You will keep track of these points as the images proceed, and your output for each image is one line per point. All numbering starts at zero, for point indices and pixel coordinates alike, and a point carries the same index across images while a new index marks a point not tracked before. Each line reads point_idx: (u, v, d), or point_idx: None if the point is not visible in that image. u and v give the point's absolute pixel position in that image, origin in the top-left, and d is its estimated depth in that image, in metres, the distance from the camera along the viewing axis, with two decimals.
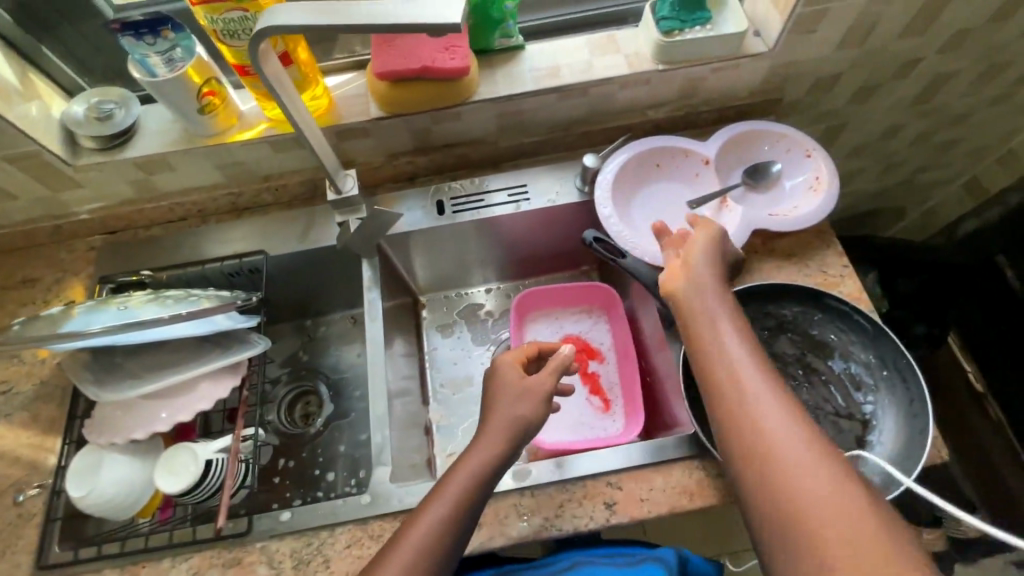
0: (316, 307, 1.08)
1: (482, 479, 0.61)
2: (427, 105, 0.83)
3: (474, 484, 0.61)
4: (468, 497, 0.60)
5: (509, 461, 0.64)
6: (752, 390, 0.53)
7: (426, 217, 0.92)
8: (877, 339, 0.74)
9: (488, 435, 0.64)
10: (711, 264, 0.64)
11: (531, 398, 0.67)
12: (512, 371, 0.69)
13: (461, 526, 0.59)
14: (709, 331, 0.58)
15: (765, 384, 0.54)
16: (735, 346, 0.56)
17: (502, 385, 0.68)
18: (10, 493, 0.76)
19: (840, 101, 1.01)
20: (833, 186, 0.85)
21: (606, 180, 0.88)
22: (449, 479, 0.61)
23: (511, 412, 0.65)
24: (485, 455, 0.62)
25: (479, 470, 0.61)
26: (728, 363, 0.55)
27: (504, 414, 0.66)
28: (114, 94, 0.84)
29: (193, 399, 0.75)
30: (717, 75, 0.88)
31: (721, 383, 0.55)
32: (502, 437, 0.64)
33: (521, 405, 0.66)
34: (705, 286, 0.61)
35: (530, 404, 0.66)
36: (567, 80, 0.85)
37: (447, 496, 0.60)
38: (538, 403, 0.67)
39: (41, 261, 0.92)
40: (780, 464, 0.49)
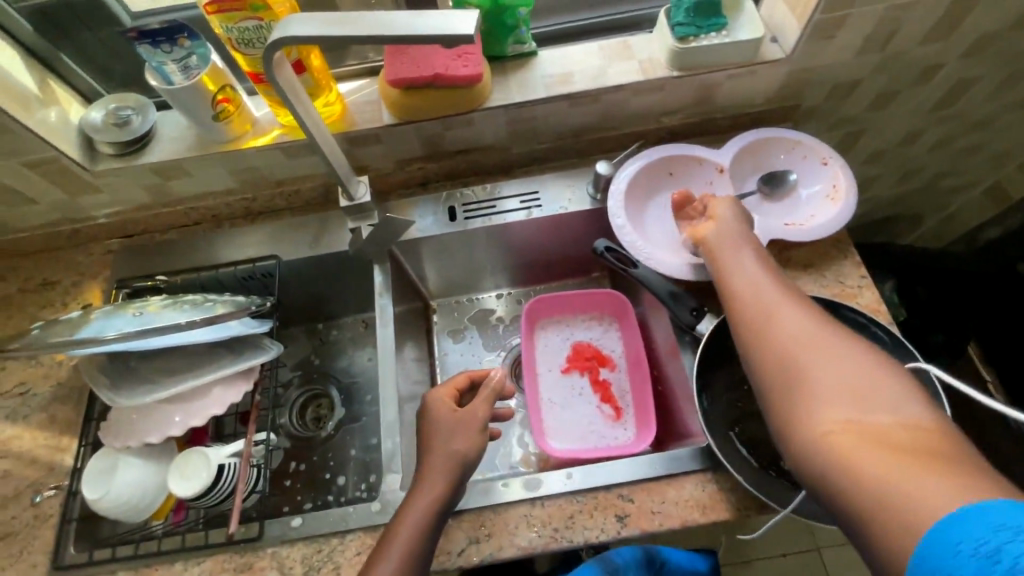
0: (328, 311, 1.09)
1: (430, 518, 0.64)
2: (439, 112, 0.83)
3: (423, 522, 0.64)
4: (422, 535, 0.63)
5: (456, 492, 0.67)
6: (770, 287, 0.60)
7: (438, 223, 0.92)
8: (895, 351, 0.73)
9: (430, 474, 0.66)
10: (737, 214, 0.72)
11: (467, 432, 0.70)
12: (444, 408, 0.71)
13: (420, 565, 0.62)
14: (730, 253, 0.67)
15: (778, 284, 0.60)
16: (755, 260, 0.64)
17: (438, 421, 0.70)
18: (28, 494, 0.77)
19: (859, 107, 0.99)
20: (851, 194, 0.83)
21: (619, 188, 0.87)
22: (400, 518, 0.64)
23: (450, 448, 0.68)
24: (428, 496, 0.65)
25: (428, 506, 0.65)
26: (748, 273, 0.63)
27: (442, 450, 0.68)
28: (130, 100, 0.85)
29: (206, 404, 0.76)
30: (732, 82, 0.87)
31: (740, 285, 0.62)
32: (447, 474, 0.66)
33: (458, 439, 0.69)
34: (726, 222, 0.71)
35: (466, 437, 0.69)
36: (580, 87, 0.84)
37: (399, 536, 0.63)
38: (474, 436, 0.70)
39: (59, 263, 0.94)
40: (794, 338, 0.54)
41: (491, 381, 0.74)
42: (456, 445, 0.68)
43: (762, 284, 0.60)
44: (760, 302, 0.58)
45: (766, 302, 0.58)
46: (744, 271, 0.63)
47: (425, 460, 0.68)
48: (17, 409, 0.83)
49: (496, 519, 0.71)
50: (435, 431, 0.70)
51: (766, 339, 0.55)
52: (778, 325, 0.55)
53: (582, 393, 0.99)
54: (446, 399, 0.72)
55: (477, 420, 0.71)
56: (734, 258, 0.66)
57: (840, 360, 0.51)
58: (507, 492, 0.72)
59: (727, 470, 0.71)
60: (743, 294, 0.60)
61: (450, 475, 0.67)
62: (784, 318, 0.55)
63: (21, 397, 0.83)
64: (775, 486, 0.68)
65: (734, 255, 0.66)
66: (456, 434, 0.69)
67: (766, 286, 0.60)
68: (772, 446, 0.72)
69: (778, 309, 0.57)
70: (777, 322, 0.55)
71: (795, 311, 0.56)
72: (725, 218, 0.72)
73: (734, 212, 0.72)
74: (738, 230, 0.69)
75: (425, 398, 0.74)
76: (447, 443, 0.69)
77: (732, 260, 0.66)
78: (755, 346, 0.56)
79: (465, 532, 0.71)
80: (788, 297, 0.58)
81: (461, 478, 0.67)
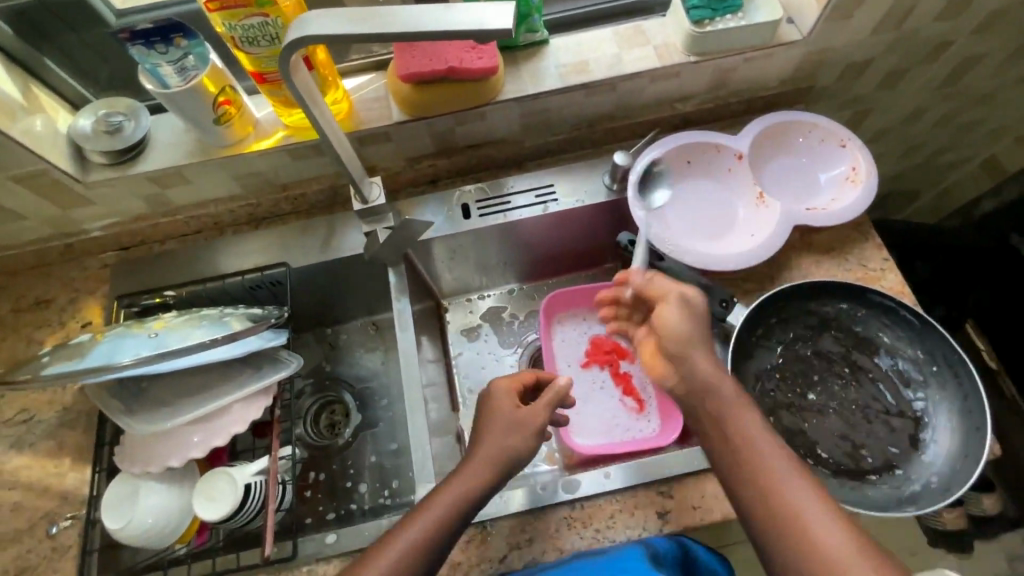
0: (336, 315, 1.05)
1: (457, 508, 0.62)
2: (450, 107, 0.80)
3: (449, 510, 0.62)
4: (446, 524, 0.61)
5: (487, 494, 0.65)
6: (767, 463, 0.57)
7: (451, 221, 0.89)
8: (924, 334, 0.73)
9: (471, 469, 0.65)
10: (679, 332, 0.66)
11: (523, 431, 0.68)
12: (507, 399, 0.70)
13: (435, 548, 0.60)
14: (712, 406, 0.62)
15: (774, 444, 0.58)
16: (743, 417, 0.60)
17: (494, 417, 0.68)
18: (43, 525, 0.74)
19: (869, 87, 0.98)
20: (871, 177, 0.82)
21: (639, 178, 0.85)
22: (427, 505, 0.62)
23: (503, 441, 0.66)
24: (466, 482, 0.64)
25: (457, 500, 0.62)
26: (739, 438, 0.59)
27: (498, 443, 0.66)
28: (121, 105, 0.80)
29: (228, 422, 0.73)
30: (748, 65, 0.85)
31: (737, 462, 0.58)
32: (488, 471, 0.65)
33: (513, 438, 0.67)
34: (690, 353, 0.65)
35: (520, 436, 0.67)
36: (596, 76, 0.82)
37: (424, 519, 0.61)
38: (528, 435, 0.68)
39: (53, 280, 0.89)
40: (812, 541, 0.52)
41: (556, 386, 0.71)
42: (512, 450, 0.66)
43: (761, 462, 0.57)
44: (766, 493, 0.56)
45: (772, 490, 0.55)
46: (738, 440, 0.59)
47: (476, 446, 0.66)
48: (22, 436, 0.79)
49: (536, 523, 0.71)
50: (486, 423, 0.69)
51: (786, 543, 0.53)
52: (793, 526, 0.53)
53: (604, 387, 0.98)
54: (510, 391, 0.71)
55: (535, 419, 0.69)
56: (721, 416, 0.61)
57: (843, 544, 0.52)
58: (545, 495, 0.71)
59: None
60: (745, 476, 0.57)
61: (491, 470, 0.65)
62: (796, 513, 0.54)
63: (24, 425, 0.79)
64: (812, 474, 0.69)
65: (720, 412, 0.62)
66: (510, 435, 0.67)
67: (766, 465, 0.57)
68: (806, 434, 0.72)
69: (785, 490, 0.55)
70: (792, 523, 0.54)
71: (802, 501, 0.54)
72: (692, 346, 0.65)
73: (679, 333, 0.66)
74: (709, 365, 0.64)
75: (489, 386, 0.73)
76: (494, 442, 0.66)
77: (720, 412, 0.61)
78: (774, 551, 0.54)
79: (506, 538, 0.70)
80: (790, 480, 0.55)
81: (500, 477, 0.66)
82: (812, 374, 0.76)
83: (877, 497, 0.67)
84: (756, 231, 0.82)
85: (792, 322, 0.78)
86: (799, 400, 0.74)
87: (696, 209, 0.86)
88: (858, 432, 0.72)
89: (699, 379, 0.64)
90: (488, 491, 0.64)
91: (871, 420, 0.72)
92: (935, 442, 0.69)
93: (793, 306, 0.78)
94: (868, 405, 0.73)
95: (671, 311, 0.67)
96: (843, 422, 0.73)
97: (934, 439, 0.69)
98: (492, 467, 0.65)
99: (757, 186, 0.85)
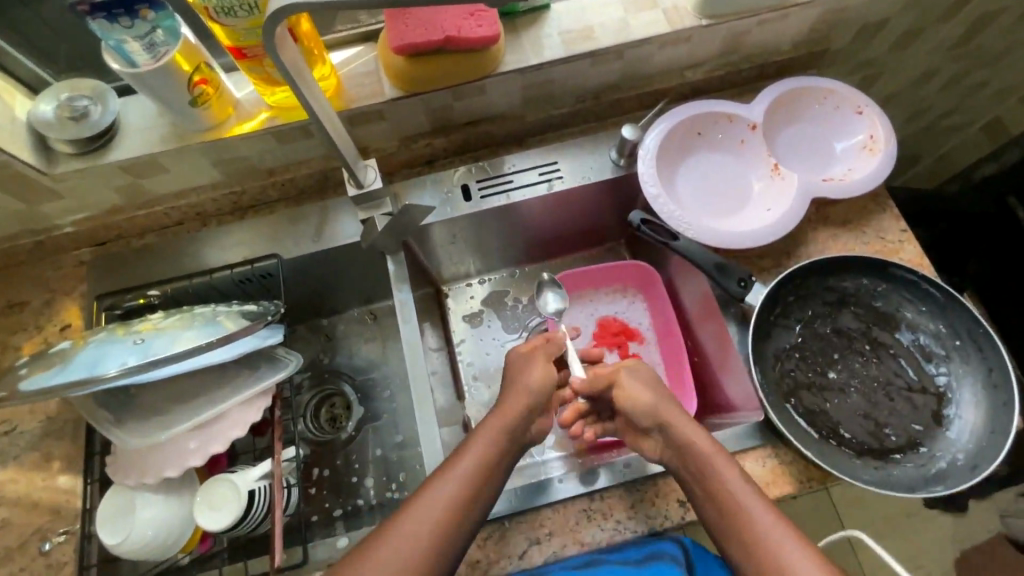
0: (332, 305, 1.00)
1: (480, 471, 0.60)
2: (447, 81, 0.74)
3: (474, 474, 0.59)
4: (470, 490, 0.58)
5: (507, 462, 0.63)
6: (752, 521, 0.55)
7: (450, 203, 0.84)
8: (948, 307, 0.71)
9: (485, 438, 0.62)
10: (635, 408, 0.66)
11: (539, 365, 0.70)
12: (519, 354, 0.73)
13: (467, 515, 0.57)
14: (694, 463, 0.61)
15: (758, 498, 0.56)
16: (722, 472, 0.59)
17: (511, 363, 0.72)
18: (35, 542, 0.70)
19: (882, 48, 0.94)
20: (889, 145, 0.79)
21: (649, 152, 0.80)
22: (442, 474, 0.59)
23: (509, 418, 0.64)
24: (487, 444, 0.61)
25: (476, 463, 0.60)
26: (722, 493, 0.57)
27: (517, 386, 0.68)
28: (84, 86, 0.73)
29: (225, 427, 0.69)
30: (762, 28, 0.80)
31: (724, 523, 0.57)
32: (503, 441, 0.63)
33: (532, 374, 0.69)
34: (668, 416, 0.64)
35: (539, 372, 0.69)
36: (602, 43, 0.76)
37: (450, 480, 0.58)
38: (547, 369, 0.70)
39: (24, 282, 0.82)
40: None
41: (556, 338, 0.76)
42: (530, 384, 0.68)
43: (746, 519, 0.55)
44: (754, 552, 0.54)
45: (759, 549, 0.53)
46: (722, 498, 0.57)
47: (486, 417, 0.65)
48: (5, 450, 0.74)
49: (555, 517, 0.69)
50: (509, 371, 0.71)
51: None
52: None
53: None
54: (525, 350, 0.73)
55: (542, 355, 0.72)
56: (701, 472, 0.60)
57: None
58: (564, 488, 0.69)
59: (789, 445, 0.69)
60: (732, 533, 0.56)
61: (502, 443, 0.63)
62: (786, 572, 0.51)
63: (6, 437, 0.75)
64: (836, 455, 0.67)
65: (701, 469, 0.60)
66: (527, 373, 0.69)
67: (751, 521, 0.55)
68: (828, 414, 0.70)
69: (770, 542, 0.53)
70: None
71: (792, 557, 0.52)
72: (665, 406, 0.65)
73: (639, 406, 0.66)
74: (690, 424, 0.63)
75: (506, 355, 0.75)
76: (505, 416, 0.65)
77: (700, 468, 0.60)
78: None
79: (525, 534, 0.68)
80: (773, 531, 0.54)
81: (523, 425, 0.66)
82: (832, 352, 0.74)
83: (903, 476, 0.66)
84: (772, 205, 0.79)
85: (811, 299, 0.75)
86: (819, 379, 0.72)
87: (709, 183, 0.82)
88: (880, 410, 0.70)
89: (679, 436, 0.62)
90: (507, 450, 0.63)
91: (892, 397, 0.70)
92: (960, 417, 0.68)
93: (811, 282, 0.75)
94: (889, 382, 0.71)
95: (632, 388, 0.67)
96: (865, 400, 0.71)
97: (959, 414, 0.68)
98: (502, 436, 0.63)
99: (771, 157, 0.81)
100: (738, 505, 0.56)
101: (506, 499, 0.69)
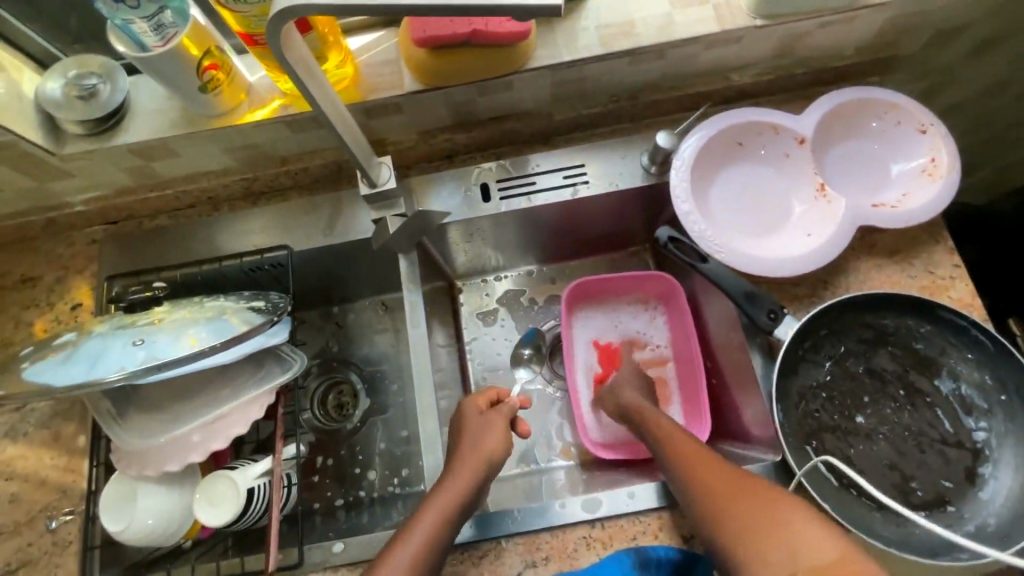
0: (343, 293, 0.96)
1: (435, 538, 0.57)
2: (471, 75, 0.69)
3: (440, 526, 0.58)
4: (436, 546, 0.57)
5: (453, 536, 0.60)
6: (721, 482, 0.55)
7: (467, 202, 0.80)
8: (996, 358, 0.66)
9: (437, 496, 0.60)
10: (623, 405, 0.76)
11: (496, 431, 0.68)
12: (475, 413, 0.70)
13: (435, 559, 0.57)
14: (669, 447, 0.63)
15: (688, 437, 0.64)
16: (694, 449, 0.61)
17: (465, 425, 0.69)
18: (42, 519, 0.72)
19: (956, 55, 0.85)
20: (953, 171, 0.71)
21: (683, 162, 0.74)
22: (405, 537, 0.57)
23: (461, 492, 0.61)
24: (446, 502, 0.60)
25: (440, 517, 0.58)
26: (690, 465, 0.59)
27: (475, 451, 0.65)
28: (94, 64, 0.71)
29: (227, 425, 0.68)
30: (822, 31, 0.72)
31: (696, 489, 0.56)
32: (456, 516, 0.59)
33: (488, 439, 0.66)
34: (643, 410, 0.72)
35: (494, 437, 0.67)
36: (641, 41, 0.70)
37: (417, 530, 0.57)
38: (502, 434, 0.68)
39: (36, 257, 0.82)
40: (777, 538, 0.48)
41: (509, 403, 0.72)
42: (487, 450, 0.65)
43: (676, 447, 0.62)
44: (721, 511, 0.53)
45: (731, 504, 0.52)
46: (694, 471, 0.58)
47: (437, 487, 0.61)
48: (16, 426, 0.75)
49: (553, 542, 0.67)
50: (464, 432, 0.68)
51: (754, 550, 0.48)
52: (756, 530, 0.49)
53: None
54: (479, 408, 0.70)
55: (502, 420, 0.69)
56: (648, 428, 0.69)
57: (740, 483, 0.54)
58: (565, 513, 0.67)
59: (805, 490, 0.65)
60: (705, 499, 0.55)
61: (462, 500, 0.60)
62: (755, 516, 0.50)
63: (18, 413, 0.76)
64: (857, 507, 0.64)
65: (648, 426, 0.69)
66: (486, 436, 0.67)
67: (721, 482, 0.55)
68: (851, 461, 0.66)
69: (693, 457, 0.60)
70: (753, 528, 0.49)
71: (710, 465, 0.58)
72: (641, 405, 0.73)
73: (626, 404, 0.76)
74: (665, 421, 0.68)
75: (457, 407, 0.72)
76: (460, 483, 0.62)
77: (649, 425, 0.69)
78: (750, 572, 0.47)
79: (521, 556, 0.67)
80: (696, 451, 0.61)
81: (476, 495, 0.63)
82: (862, 395, 0.69)
83: (926, 536, 0.62)
84: (813, 229, 0.73)
85: (845, 335, 0.70)
86: (845, 423, 0.68)
87: (746, 200, 0.76)
88: (908, 462, 0.66)
89: (656, 431, 0.67)
90: (462, 516, 0.61)
91: (923, 449, 0.66)
92: (995, 478, 0.63)
93: (848, 317, 0.70)
94: (922, 432, 0.66)
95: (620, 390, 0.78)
96: (893, 449, 0.66)
97: (994, 475, 0.63)
98: (459, 496, 0.60)
99: (818, 176, 0.74)
100: (672, 438, 0.64)
101: (476, 522, 0.67)
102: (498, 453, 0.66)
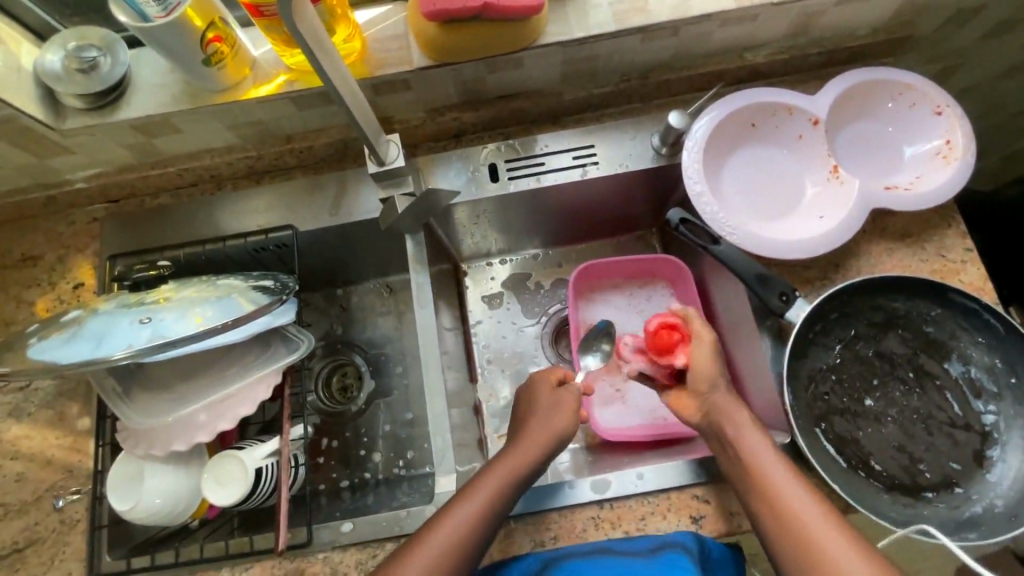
0: (346, 275, 0.95)
1: (488, 512, 0.58)
2: (483, 51, 0.68)
3: (494, 499, 0.59)
4: (489, 518, 0.58)
5: (509, 504, 0.60)
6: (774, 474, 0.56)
7: (475, 182, 0.79)
8: (1007, 342, 0.66)
9: (501, 466, 0.61)
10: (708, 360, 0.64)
11: (565, 410, 0.67)
12: (548, 389, 0.69)
13: (484, 532, 0.57)
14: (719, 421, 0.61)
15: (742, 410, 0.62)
16: (740, 421, 0.60)
17: (537, 401, 0.68)
18: (48, 499, 0.71)
19: (970, 38, 0.84)
20: (969, 154, 0.70)
21: (695, 143, 0.73)
22: (454, 511, 0.57)
23: (521, 465, 0.61)
24: (501, 475, 0.60)
25: (491, 489, 0.59)
26: (741, 449, 0.58)
27: (544, 427, 0.65)
28: (94, 37, 0.69)
29: (234, 404, 0.68)
30: (840, 8, 0.71)
31: (741, 474, 0.58)
32: (513, 485, 0.60)
33: (558, 418, 0.66)
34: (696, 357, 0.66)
35: (564, 416, 0.66)
36: (656, 18, 0.68)
37: (474, 503, 0.58)
38: (572, 414, 0.67)
39: (36, 235, 0.80)
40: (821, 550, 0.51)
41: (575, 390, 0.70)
42: (550, 431, 0.65)
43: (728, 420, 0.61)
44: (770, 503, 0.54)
45: (774, 501, 0.55)
46: (738, 453, 0.59)
47: (497, 461, 0.61)
48: (20, 405, 0.75)
49: (562, 522, 0.67)
50: (534, 407, 0.68)
51: (794, 548, 0.52)
52: (798, 537, 0.52)
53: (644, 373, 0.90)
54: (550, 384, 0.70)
55: (573, 400, 0.68)
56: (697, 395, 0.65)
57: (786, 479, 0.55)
58: (574, 494, 0.67)
59: (814, 471, 0.65)
60: (747, 485, 0.57)
61: (522, 472, 0.61)
62: (798, 523, 0.52)
63: (22, 392, 0.75)
64: (864, 488, 0.64)
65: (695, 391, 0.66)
66: (553, 413, 0.66)
67: (765, 472, 0.56)
68: (859, 443, 0.66)
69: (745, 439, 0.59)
70: (796, 534, 0.52)
71: (758, 448, 0.58)
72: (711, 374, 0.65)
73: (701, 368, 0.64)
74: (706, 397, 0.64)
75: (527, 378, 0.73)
76: (525, 454, 0.62)
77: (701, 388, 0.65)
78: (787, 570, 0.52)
79: (530, 536, 0.67)
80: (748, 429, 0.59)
81: (535, 471, 0.63)
82: (871, 377, 0.69)
83: (933, 517, 0.62)
84: (827, 212, 0.72)
85: (855, 318, 0.70)
86: (854, 406, 0.68)
87: (757, 181, 0.76)
88: (917, 444, 0.66)
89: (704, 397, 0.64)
90: (518, 490, 0.61)
91: (931, 431, 0.66)
92: (1003, 461, 0.63)
93: (859, 300, 0.70)
94: (931, 415, 0.67)
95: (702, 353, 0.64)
96: (901, 432, 0.66)
97: (1002, 458, 0.64)
98: (512, 473, 0.61)
99: (831, 157, 0.73)
100: (726, 409, 0.62)
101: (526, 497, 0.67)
102: (561, 430, 0.65)
